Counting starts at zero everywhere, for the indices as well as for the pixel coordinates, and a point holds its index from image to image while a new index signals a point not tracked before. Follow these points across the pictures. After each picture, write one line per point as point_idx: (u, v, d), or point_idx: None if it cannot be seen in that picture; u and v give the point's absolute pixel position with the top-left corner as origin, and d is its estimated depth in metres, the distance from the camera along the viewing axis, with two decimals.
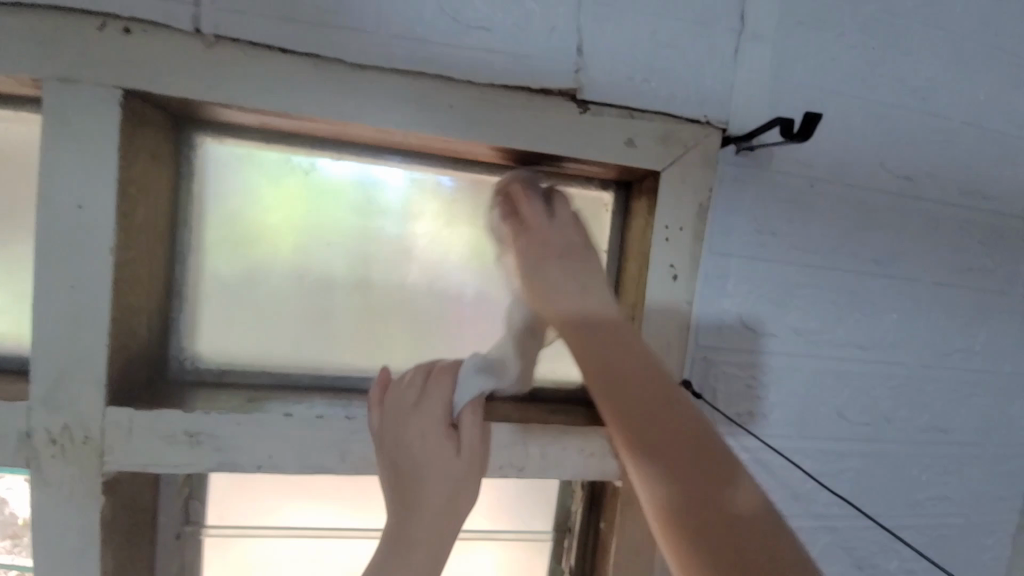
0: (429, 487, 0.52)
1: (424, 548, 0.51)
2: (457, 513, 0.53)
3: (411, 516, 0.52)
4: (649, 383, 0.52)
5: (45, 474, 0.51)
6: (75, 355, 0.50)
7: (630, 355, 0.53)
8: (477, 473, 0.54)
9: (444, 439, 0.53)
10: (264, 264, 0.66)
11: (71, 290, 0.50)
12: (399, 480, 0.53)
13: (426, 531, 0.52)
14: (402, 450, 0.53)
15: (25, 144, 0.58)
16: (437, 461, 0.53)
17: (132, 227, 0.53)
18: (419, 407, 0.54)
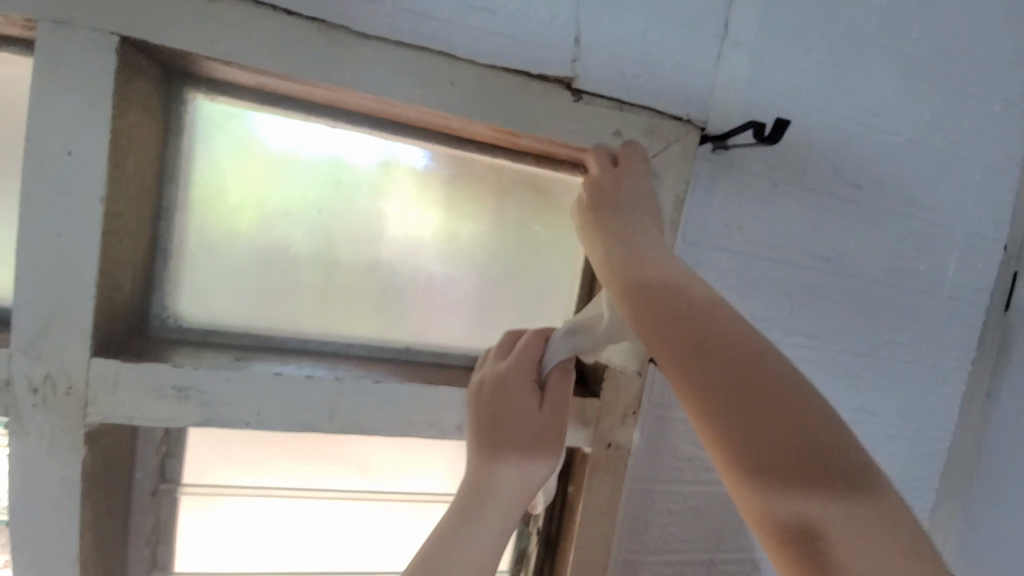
0: (518, 441, 0.56)
1: (505, 504, 0.54)
2: (537, 474, 0.56)
3: (497, 467, 0.56)
4: (745, 381, 0.43)
5: (23, 423, 0.51)
6: (60, 305, 0.50)
7: (730, 348, 0.44)
8: (559, 435, 0.58)
9: (530, 393, 0.57)
10: (254, 229, 0.66)
11: (57, 238, 0.49)
12: (488, 430, 0.57)
13: (509, 485, 0.55)
14: (498, 402, 0.57)
15: (12, 88, 0.57)
16: (522, 413, 0.57)
17: (122, 178, 0.53)
18: (512, 362, 0.59)
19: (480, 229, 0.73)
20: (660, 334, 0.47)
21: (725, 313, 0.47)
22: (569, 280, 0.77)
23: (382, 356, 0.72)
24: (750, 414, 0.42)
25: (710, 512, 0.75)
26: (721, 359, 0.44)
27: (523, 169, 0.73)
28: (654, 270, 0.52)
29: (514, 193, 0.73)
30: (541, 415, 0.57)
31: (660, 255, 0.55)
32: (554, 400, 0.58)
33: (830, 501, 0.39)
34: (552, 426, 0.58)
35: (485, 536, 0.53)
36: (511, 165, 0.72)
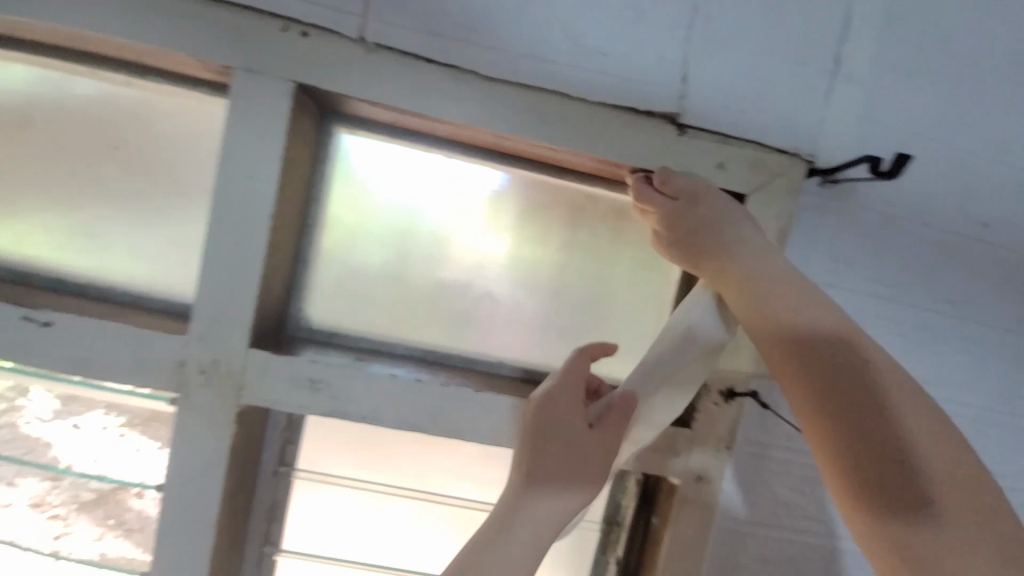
0: (561, 462, 0.56)
1: (543, 525, 0.56)
2: (578, 496, 0.56)
3: (538, 487, 0.56)
4: (880, 423, 0.51)
5: (190, 398, 0.60)
6: (229, 301, 0.59)
7: (864, 392, 0.51)
8: (606, 460, 0.57)
9: (578, 414, 0.58)
10: (376, 245, 0.74)
11: (234, 246, 0.59)
12: (534, 449, 0.57)
13: (549, 505, 0.56)
14: (546, 421, 0.58)
15: (205, 123, 0.71)
16: (569, 432, 0.57)
17: (284, 198, 0.63)
18: (561, 382, 0.60)
19: (573, 254, 0.77)
20: (796, 382, 0.54)
21: (860, 353, 0.53)
22: (660, 307, 0.78)
23: (476, 367, 0.76)
24: (882, 453, 0.50)
25: (807, 564, 0.71)
26: (848, 402, 0.52)
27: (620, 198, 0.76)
28: (777, 303, 0.55)
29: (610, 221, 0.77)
30: (590, 435, 0.58)
31: (772, 269, 0.57)
32: (608, 423, 0.58)
33: (961, 522, 0.48)
34: (599, 449, 0.57)
35: (520, 552, 0.54)
36: (608, 194, 0.76)
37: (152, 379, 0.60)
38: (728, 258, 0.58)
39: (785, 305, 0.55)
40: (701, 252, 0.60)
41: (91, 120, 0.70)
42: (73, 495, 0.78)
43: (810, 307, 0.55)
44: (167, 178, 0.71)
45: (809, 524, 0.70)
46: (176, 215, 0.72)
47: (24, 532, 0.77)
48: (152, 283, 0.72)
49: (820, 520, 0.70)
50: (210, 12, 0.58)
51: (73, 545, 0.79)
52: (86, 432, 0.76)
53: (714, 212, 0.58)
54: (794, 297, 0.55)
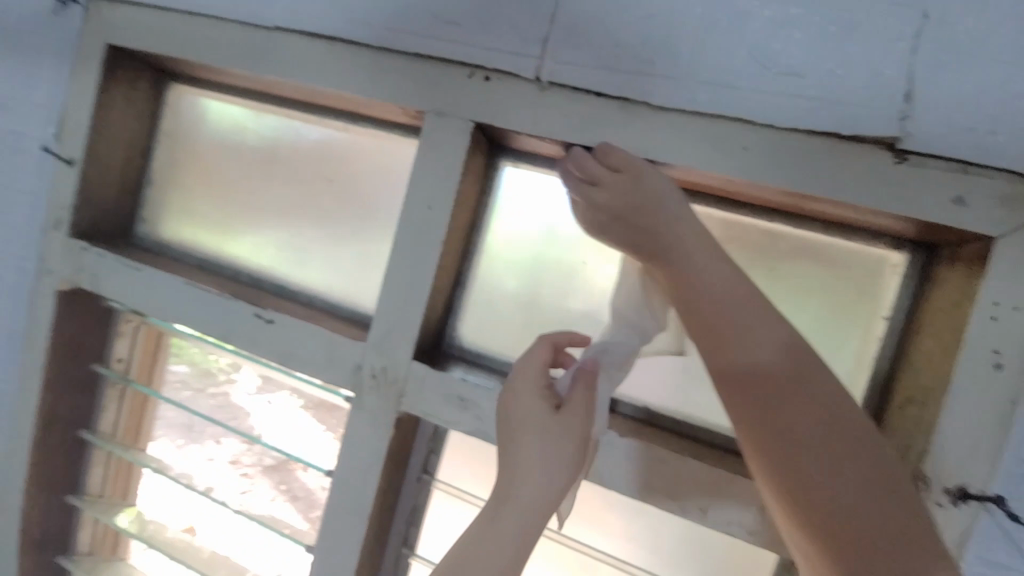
0: (533, 456, 0.50)
1: (530, 508, 0.48)
2: (559, 475, 0.50)
3: (517, 468, 0.50)
4: (812, 438, 0.45)
5: (363, 397, 0.68)
6: (401, 315, 0.66)
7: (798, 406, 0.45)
8: (583, 437, 0.53)
9: (545, 399, 0.54)
10: (529, 273, 0.76)
11: (410, 266, 0.66)
12: (505, 442, 0.53)
13: (531, 487, 0.49)
14: (513, 412, 0.54)
15: (396, 159, 0.82)
16: (535, 419, 0.52)
17: (454, 225, 0.68)
18: (524, 368, 0.56)
19: None
20: (734, 386, 0.47)
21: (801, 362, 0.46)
22: (853, 367, 0.65)
23: (620, 409, 0.71)
24: (810, 472, 0.45)
25: None
26: (792, 415, 0.45)
27: (806, 235, 0.66)
28: (739, 329, 0.47)
29: (791, 261, 0.67)
30: (557, 420, 0.53)
31: (715, 266, 0.49)
32: (579, 401, 0.54)
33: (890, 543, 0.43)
34: (579, 425, 0.53)
35: (510, 537, 0.47)
36: (790, 231, 0.67)
37: (335, 377, 0.70)
38: (662, 248, 0.51)
39: (732, 314, 0.47)
40: (637, 240, 0.53)
41: (315, 158, 0.87)
42: (260, 459, 0.94)
43: (761, 309, 0.47)
44: (362, 205, 0.84)
45: None
46: (365, 236, 0.83)
47: (222, 483, 0.96)
48: (342, 293, 0.84)
49: None
50: (413, 66, 0.68)
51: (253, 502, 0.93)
52: (275, 409, 0.92)
53: (633, 185, 0.52)
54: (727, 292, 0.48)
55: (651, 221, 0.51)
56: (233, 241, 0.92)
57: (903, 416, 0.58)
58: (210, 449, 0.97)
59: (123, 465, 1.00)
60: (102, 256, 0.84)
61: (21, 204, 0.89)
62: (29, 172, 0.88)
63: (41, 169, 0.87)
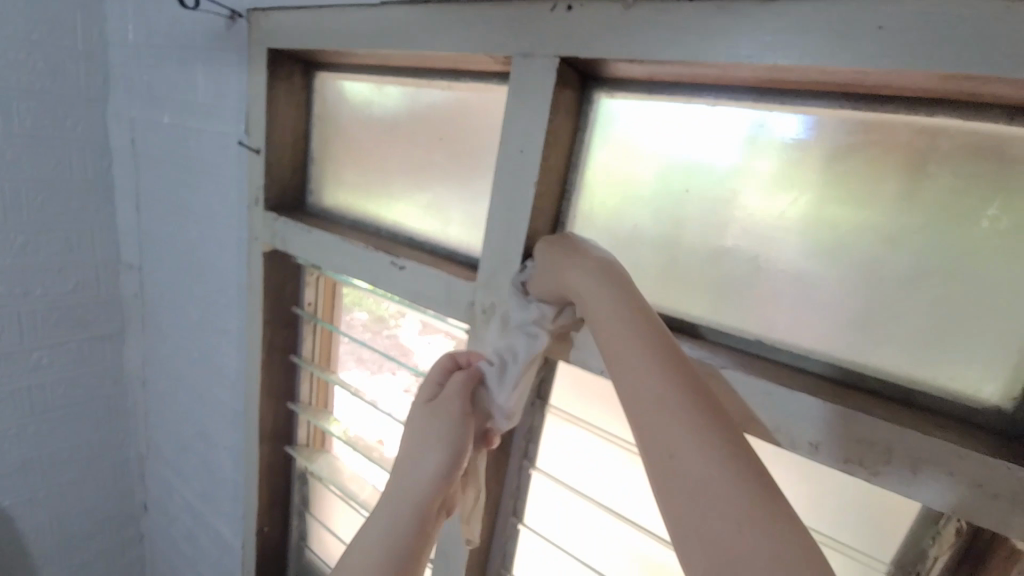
0: (420, 472, 0.62)
1: (421, 490, 0.62)
2: (439, 457, 0.62)
3: (408, 455, 0.63)
4: (675, 426, 0.42)
5: (478, 330, 0.78)
6: (504, 256, 0.73)
7: (678, 422, 0.42)
8: (461, 422, 0.63)
9: (436, 414, 0.64)
10: (626, 210, 0.75)
11: (510, 211, 0.72)
12: (405, 452, 0.64)
13: (416, 466, 0.62)
14: (414, 425, 0.65)
15: (494, 108, 0.86)
16: (425, 434, 0.63)
17: (548, 167, 0.71)
18: (428, 386, 0.67)
19: (882, 213, 0.58)
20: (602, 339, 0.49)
21: (661, 362, 0.45)
22: None
23: (726, 343, 0.68)
24: (660, 432, 0.42)
25: None
26: (638, 367, 0.45)
27: (981, 128, 0.53)
28: (611, 325, 0.49)
29: (956, 164, 0.54)
30: (439, 436, 0.63)
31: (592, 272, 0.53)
32: (451, 393, 0.64)
33: (754, 556, 0.36)
34: (452, 410, 0.63)
35: (404, 514, 0.61)
36: (957, 125, 0.53)
37: (454, 312, 0.81)
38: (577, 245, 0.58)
39: (605, 305, 0.50)
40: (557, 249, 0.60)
41: (427, 120, 0.96)
42: None
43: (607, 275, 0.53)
44: (467, 156, 0.91)
45: None
46: (472, 186, 0.91)
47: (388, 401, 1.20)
48: (457, 240, 0.94)
49: None
50: (499, 12, 0.69)
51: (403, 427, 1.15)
52: (437, 345, 1.07)
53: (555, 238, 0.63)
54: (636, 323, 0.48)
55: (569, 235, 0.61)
56: (371, 203, 1.08)
57: None
58: (401, 378, 1.17)
59: (321, 383, 1.32)
60: (285, 224, 1.09)
61: (231, 187, 1.18)
62: (233, 162, 1.16)
63: (240, 158, 1.14)
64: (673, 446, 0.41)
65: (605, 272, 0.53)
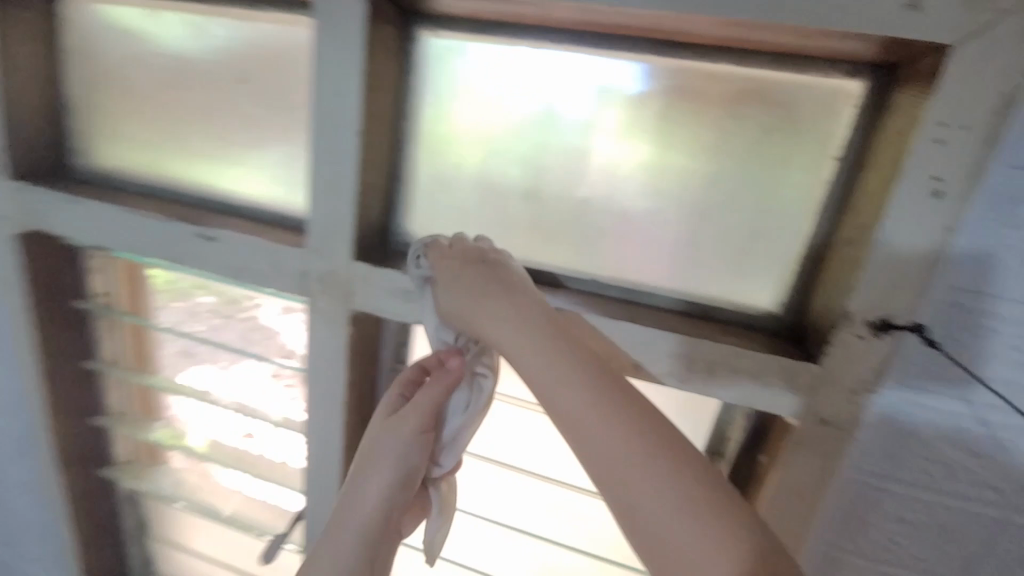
0: (372, 494, 0.58)
1: (366, 513, 0.58)
2: (389, 482, 0.58)
3: (360, 473, 0.59)
4: (663, 509, 0.38)
5: (316, 302, 0.70)
6: (333, 217, 0.65)
7: (643, 475, 0.39)
8: (414, 441, 0.57)
9: (387, 431, 0.58)
10: (466, 160, 0.72)
11: (333, 165, 0.63)
12: (358, 469, 0.60)
13: (368, 490, 0.58)
14: (368, 440, 0.60)
15: (305, 47, 0.74)
16: (378, 454, 0.58)
17: (372, 114, 0.64)
18: (384, 396, 0.61)
19: (684, 153, 0.65)
20: (558, 418, 0.43)
21: (633, 434, 0.40)
22: (801, 217, 0.63)
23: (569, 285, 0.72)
24: (644, 515, 0.38)
25: (955, 528, 0.57)
26: (609, 447, 0.40)
27: (752, 73, 0.60)
28: (561, 398, 0.43)
29: (736, 108, 0.62)
30: (393, 458, 0.58)
31: (522, 330, 0.47)
32: (410, 411, 0.57)
33: None
34: (407, 428, 0.57)
35: (354, 537, 0.58)
36: (734, 71, 0.61)
37: (286, 285, 0.71)
38: (501, 289, 0.51)
39: (551, 374, 0.44)
40: (476, 290, 0.51)
41: (223, 58, 0.79)
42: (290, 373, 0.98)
43: (544, 332, 0.46)
44: (281, 105, 0.78)
45: (970, 489, 0.55)
46: (293, 139, 0.79)
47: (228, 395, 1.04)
48: (285, 203, 0.82)
49: (990, 487, 0.55)
50: None
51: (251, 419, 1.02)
52: (293, 323, 0.93)
53: (454, 273, 0.54)
54: (559, 350, 0.45)
55: (485, 269, 0.53)
56: (166, 163, 0.88)
57: (841, 258, 0.57)
58: (260, 367, 1.00)
59: (141, 387, 1.10)
60: (40, 196, 0.83)
61: None
62: None
63: None
64: (664, 529, 0.38)
65: (545, 328, 0.47)
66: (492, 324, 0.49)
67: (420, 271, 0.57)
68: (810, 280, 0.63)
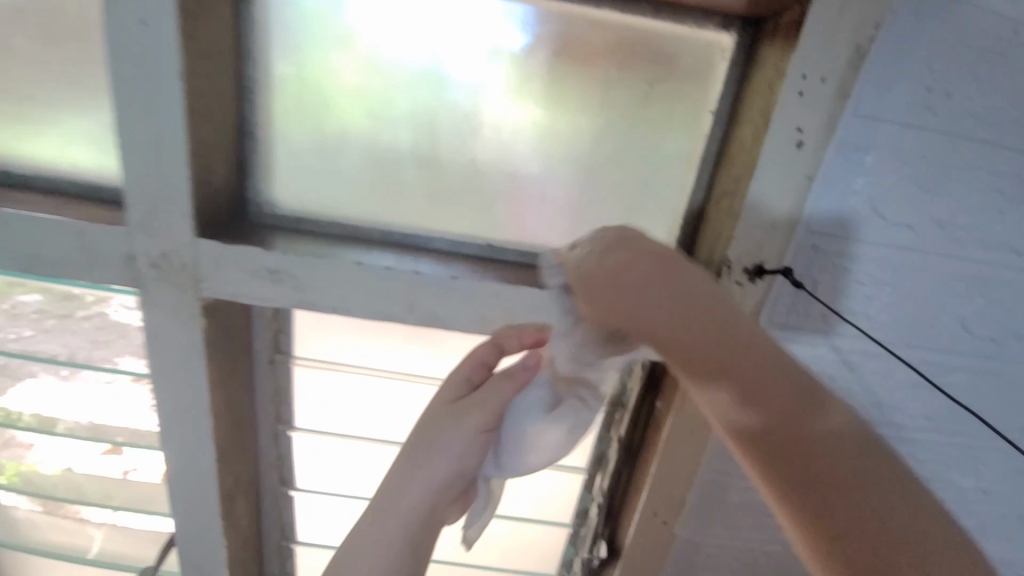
0: (418, 486, 0.52)
1: (409, 506, 0.52)
2: (443, 475, 0.52)
3: (410, 464, 0.52)
4: (874, 516, 0.31)
5: (151, 293, 0.56)
6: (160, 184, 0.51)
7: (843, 473, 0.32)
8: (474, 436, 0.51)
9: (448, 420, 0.52)
10: (334, 113, 0.62)
11: (150, 116, 0.49)
12: (406, 457, 0.53)
13: (414, 480, 0.52)
14: (423, 426, 0.54)
15: None
16: (434, 443, 0.52)
17: (199, 50, 0.50)
18: (459, 381, 0.54)
19: (574, 106, 0.62)
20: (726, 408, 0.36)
21: (821, 424, 0.33)
22: (684, 171, 0.64)
23: (465, 252, 0.66)
24: (843, 520, 0.31)
25: None
26: (782, 433, 0.34)
27: (634, 22, 0.58)
28: (732, 380, 0.35)
29: (621, 58, 0.60)
30: (451, 450, 0.52)
31: (653, 310, 0.37)
32: (476, 401, 0.52)
33: None
34: (469, 421, 0.51)
35: (395, 531, 0.51)
36: (617, 18, 0.58)
37: (105, 275, 0.55)
38: (675, 280, 0.37)
39: (722, 359, 0.35)
40: (625, 283, 0.38)
41: None
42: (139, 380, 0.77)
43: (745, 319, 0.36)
44: (67, 38, 0.59)
45: None
46: (93, 85, 0.61)
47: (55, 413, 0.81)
48: (95, 169, 0.64)
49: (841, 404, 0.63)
50: None
51: (97, 444, 0.82)
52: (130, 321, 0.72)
53: (645, 271, 0.38)
54: (782, 366, 0.34)
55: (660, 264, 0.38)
56: None
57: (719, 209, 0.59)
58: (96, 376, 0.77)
59: None
60: None
61: None
62: None
63: None
64: (870, 540, 0.30)
65: (689, 307, 0.36)
66: (668, 319, 0.37)
67: (558, 277, 0.44)
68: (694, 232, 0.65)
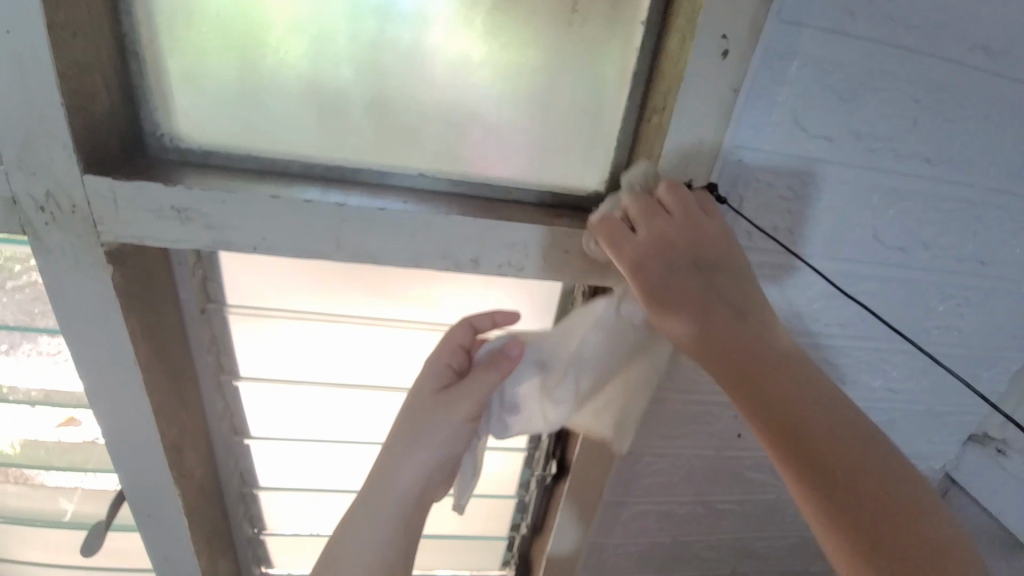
0: (410, 470, 0.61)
1: (403, 488, 0.61)
2: (432, 458, 0.60)
3: (399, 452, 0.61)
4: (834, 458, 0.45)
5: (43, 240, 0.51)
6: (30, 113, 0.45)
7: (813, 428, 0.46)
8: (462, 422, 0.59)
9: (436, 408, 0.59)
10: (228, 28, 0.55)
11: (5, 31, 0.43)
12: (397, 444, 0.61)
13: (406, 464, 0.61)
14: (411, 415, 0.61)
15: None
16: (424, 431, 0.60)
17: None
18: (441, 366, 0.61)
19: (499, 17, 0.57)
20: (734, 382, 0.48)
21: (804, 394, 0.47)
22: (616, 89, 0.62)
23: (394, 184, 0.63)
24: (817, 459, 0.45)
25: None
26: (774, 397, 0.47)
27: None
28: (746, 357, 0.48)
29: None
30: (440, 435, 0.60)
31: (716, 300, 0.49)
32: (462, 392, 0.58)
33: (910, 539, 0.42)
34: (456, 410, 0.58)
35: (391, 512, 0.61)
36: None
37: None
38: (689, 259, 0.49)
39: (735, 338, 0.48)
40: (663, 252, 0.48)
41: None
42: None
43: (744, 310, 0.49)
44: None
45: None
46: None
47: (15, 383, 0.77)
48: None
49: None
50: None
51: (56, 414, 0.81)
52: None
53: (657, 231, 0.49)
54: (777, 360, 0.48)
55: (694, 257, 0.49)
56: None
57: (650, 127, 0.58)
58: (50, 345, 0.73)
59: None
60: None
61: None
62: None
63: None
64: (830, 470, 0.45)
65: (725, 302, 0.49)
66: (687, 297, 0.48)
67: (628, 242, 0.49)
68: (628, 155, 0.64)
